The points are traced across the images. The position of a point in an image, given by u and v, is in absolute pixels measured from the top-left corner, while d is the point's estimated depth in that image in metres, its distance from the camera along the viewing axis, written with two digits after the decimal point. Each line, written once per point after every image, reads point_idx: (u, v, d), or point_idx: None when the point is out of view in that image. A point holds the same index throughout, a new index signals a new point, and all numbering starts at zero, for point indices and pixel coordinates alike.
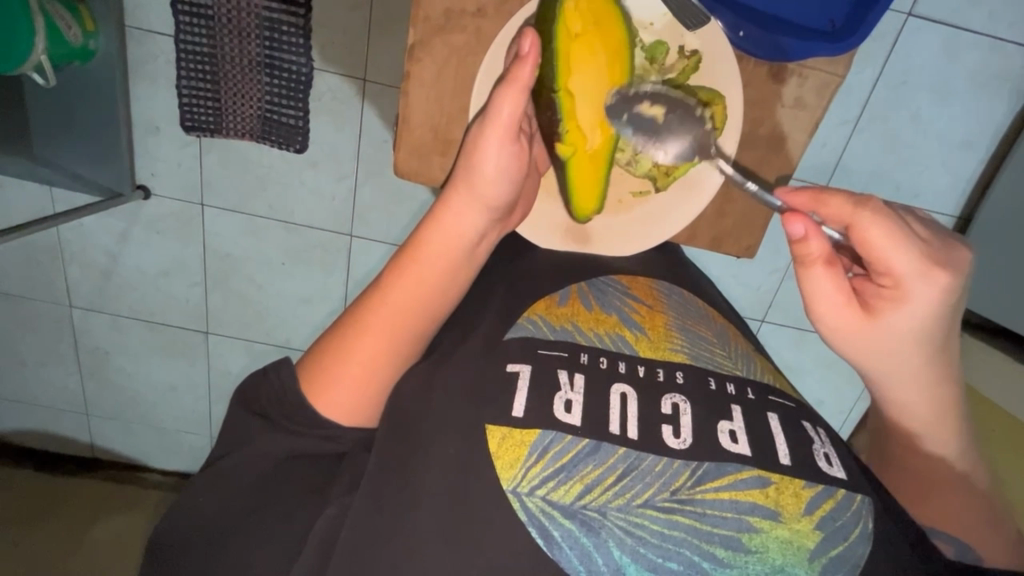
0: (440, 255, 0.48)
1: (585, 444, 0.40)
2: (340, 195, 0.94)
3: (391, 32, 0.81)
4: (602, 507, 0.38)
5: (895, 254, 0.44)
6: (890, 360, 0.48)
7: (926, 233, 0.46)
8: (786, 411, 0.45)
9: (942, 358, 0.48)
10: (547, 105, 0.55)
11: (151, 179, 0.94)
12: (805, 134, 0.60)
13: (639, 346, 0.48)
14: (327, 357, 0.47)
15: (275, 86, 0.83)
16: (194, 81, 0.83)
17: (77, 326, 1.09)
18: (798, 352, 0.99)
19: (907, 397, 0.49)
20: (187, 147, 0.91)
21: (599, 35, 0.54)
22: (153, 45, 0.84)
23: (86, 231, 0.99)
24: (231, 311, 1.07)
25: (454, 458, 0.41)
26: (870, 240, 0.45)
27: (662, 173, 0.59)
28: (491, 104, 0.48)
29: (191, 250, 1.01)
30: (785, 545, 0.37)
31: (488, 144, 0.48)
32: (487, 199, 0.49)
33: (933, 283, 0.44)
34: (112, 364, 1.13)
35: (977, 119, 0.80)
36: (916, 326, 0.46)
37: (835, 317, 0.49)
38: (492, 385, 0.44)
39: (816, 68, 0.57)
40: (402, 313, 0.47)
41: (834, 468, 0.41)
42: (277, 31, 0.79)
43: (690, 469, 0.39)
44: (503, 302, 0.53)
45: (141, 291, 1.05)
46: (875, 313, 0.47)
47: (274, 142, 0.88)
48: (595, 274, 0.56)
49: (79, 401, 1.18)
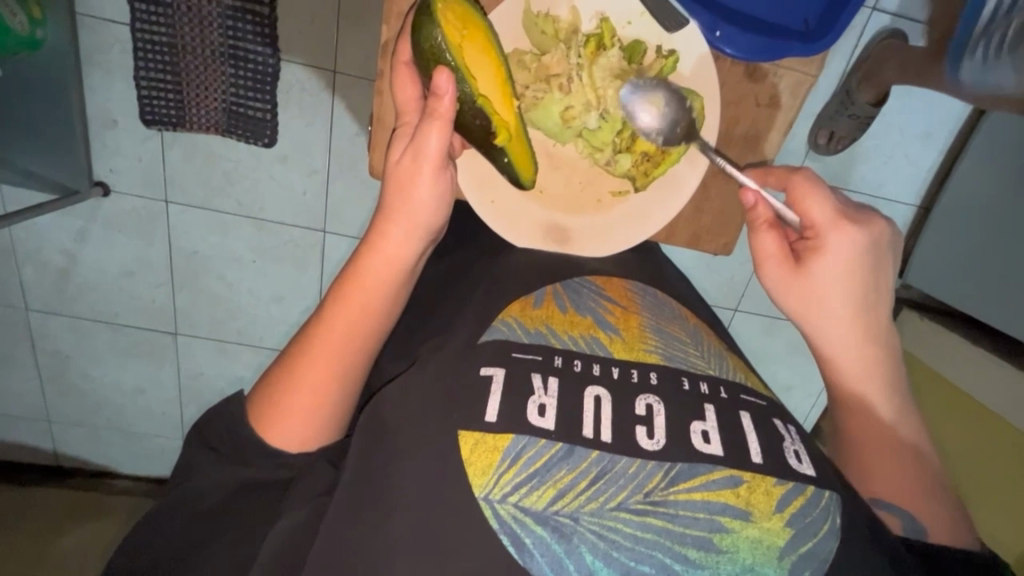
0: (375, 287, 0.47)
1: (559, 448, 0.41)
2: (310, 191, 0.92)
3: (361, 22, 0.79)
4: (574, 513, 0.38)
5: (811, 205, 0.49)
6: (831, 317, 0.50)
7: (847, 199, 0.50)
8: (757, 408, 0.46)
9: (873, 319, 0.49)
10: (473, 114, 0.51)
11: (109, 175, 0.90)
12: (779, 132, 0.61)
13: (614, 347, 0.48)
14: (276, 390, 0.47)
15: (239, 78, 0.80)
16: (152, 72, 0.80)
17: (35, 329, 1.04)
18: (768, 339, 1.02)
19: (843, 355, 0.50)
20: (147, 141, 0.88)
21: (472, 26, 0.51)
22: (106, 35, 0.80)
23: (41, 230, 0.94)
24: (199, 311, 1.04)
25: (428, 463, 0.41)
26: (802, 200, 0.50)
27: (641, 173, 0.60)
28: (417, 138, 0.47)
29: (155, 248, 0.97)
30: (756, 544, 0.38)
31: (421, 175, 0.47)
32: (417, 224, 0.48)
33: (846, 234, 0.48)
34: (74, 368, 1.09)
35: (935, 112, 0.83)
36: (841, 278, 0.49)
37: (773, 273, 0.52)
38: (467, 390, 0.44)
39: (792, 68, 0.59)
40: (345, 349, 0.47)
41: (803, 465, 0.42)
42: (240, 21, 0.77)
43: (664, 471, 0.40)
44: (480, 308, 0.53)
45: (102, 291, 1.01)
46: (803, 267, 0.50)
47: (240, 136, 0.85)
48: (569, 275, 0.57)
49: (39, 407, 1.13)
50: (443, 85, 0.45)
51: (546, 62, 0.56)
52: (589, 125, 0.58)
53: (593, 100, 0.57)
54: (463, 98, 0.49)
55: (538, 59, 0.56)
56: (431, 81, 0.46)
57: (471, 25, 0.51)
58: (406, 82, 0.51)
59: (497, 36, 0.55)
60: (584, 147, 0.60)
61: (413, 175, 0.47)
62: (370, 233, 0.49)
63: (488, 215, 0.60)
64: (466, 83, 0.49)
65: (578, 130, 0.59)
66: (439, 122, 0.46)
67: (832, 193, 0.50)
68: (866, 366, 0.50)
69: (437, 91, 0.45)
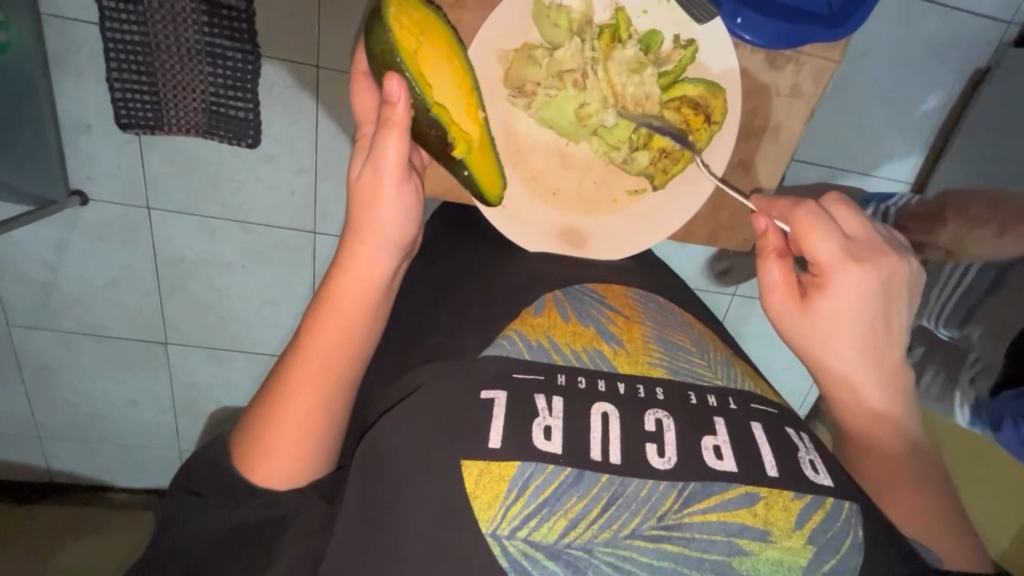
0: (345, 311, 0.46)
1: (569, 473, 0.39)
2: (298, 193, 0.89)
3: (344, 12, 0.76)
4: (588, 544, 0.37)
5: (816, 239, 0.45)
6: (841, 356, 0.46)
7: (857, 229, 0.46)
8: (769, 417, 0.45)
9: (884, 357, 0.46)
10: (430, 124, 0.48)
11: (87, 183, 0.86)
12: (799, 122, 0.62)
13: (617, 361, 0.47)
14: (258, 423, 0.46)
15: (218, 78, 0.77)
16: (126, 73, 0.76)
17: (18, 346, 1.00)
18: (765, 324, 1.02)
19: (852, 397, 0.47)
20: (124, 147, 0.84)
21: (429, 30, 0.49)
22: (74, 35, 0.76)
23: (18, 243, 0.90)
24: (189, 320, 1.01)
25: (433, 496, 0.39)
26: (806, 234, 0.46)
27: (659, 170, 0.61)
28: (376, 149, 0.44)
29: (140, 257, 0.94)
30: (776, 566, 0.37)
31: (384, 189, 0.44)
32: (385, 237, 0.46)
33: (855, 274, 0.44)
34: (62, 383, 1.05)
35: (929, 88, 0.82)
36: (851, 317, 0.45)
37: (779, 309, 0.48)
38: (470, 414, 0.42)
39: (813, 53, 0.59)
40: (320, 371, 0.45)
41: (820, 475, 0.41)
42: (216, 16, 0.73)
43: (677, 491, 0.39)
44: (480, 324, 0.51)
45: (86, 303, 0.97)
46: (810, 307, 0.46)
47: (223, 137, 0.82)
48: (568, 282, 0.56)
49: (29, 425, 1.10)
50: (394, 92, 0.42)
51: (559, 57, 0.57)
52: (606, 123, 0.59)
53: (610, 97, 0.58)
54: (416, 106, 0.46)
55: (550, 54, 0.57)
56: (382, 87, 0.43)
57: (425, 29, 0.49)
58: (365, 91, 0.49)
59: (506, 32, 0.55)
60: (599, 145, 0.60)
61: (374, 190, 0.45)
62: (341, 250, 0.47)
63: (502, 222, 0.60)
64: (420, 90, 0.46)
65: (594, 128, 0.59)
66: (394, 130, 0.43)
67: (839, 226, 0.46)
68: (876, 406, 0.47)
69: (390, 99, 0.42)
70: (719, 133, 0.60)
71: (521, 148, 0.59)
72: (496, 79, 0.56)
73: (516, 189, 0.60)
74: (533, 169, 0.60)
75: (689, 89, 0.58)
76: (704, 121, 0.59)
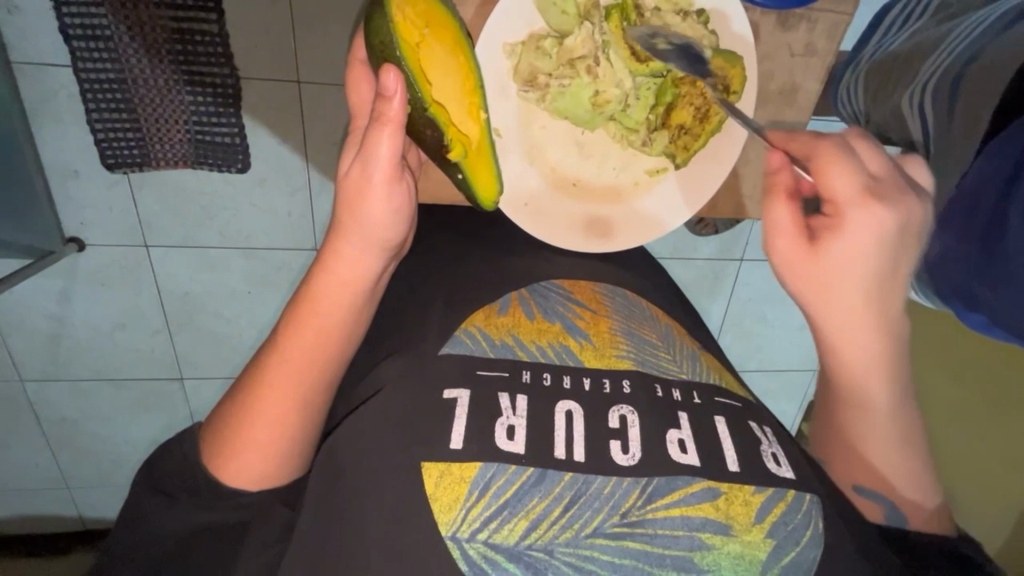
0: (314, 328, 0.45)
1: (531, 473, 0.39)
2: (289, 213, 0.88)
3: (318, 22, 0.74)
4: (548, 545, 0.37)
5: (835, 174, 0.41)
6: (850, 304, 0.43)
7: (880, 167, 0.41)
8: (732, 411, 0.46)
9: (890, 307, 0.44)
10: (424, 124, 0.47)
11: (81, 230, 0.85)
12: (815, 80, 0.65)
13: (584, 356, 0.47)
14: (229, 422, 0.46)
15: (199, 106, 0.76)
16: (105, 113, 0.75)
17: (33, 399, 1.00)
18: (774, 287, 1.01)
19: (852, 343, 0.45)
20: (113, 188, 0.83)
21: (435, 22, 0.48)
22: (48, 80, 0.74)
23: (20, 297, 0.89)
24: (201, 354, 1.00)
25: (389, 521, 0.38)
26: (826, 168, 0.41)
27: (681, 148, 0.61)
28: (366, 145, 0.43)
29: (143, 297, 0.93)
30: (737, 560, 0.37)
31: (373, 187, 0.43)
32: (366, 237, 0.45)
33: (876, 213, 0.40)
34: (80, 431, 1.05)
35: None
36: (864, 260, 0.41)
37: (782, 253, 0.44)
38: (430, 417, 0.42)
39: (826, 9, 0.62)
40: (314, 384, 0.46)
41: (782, 468, 0.42)
42: (189, 43, 0.72)
43: (640, 487, 0.39)
44: (439, 323, 0.50)
45: (96, 349, 0.96)
46: (821, 250, 0.42)
47: (211, 166, 0.80)
48: (536, 279, 0.55)
49: (55, 475, 1.09)
50: (390, 86, 0.41)
51: (569, 46, 0.57)
52: (622, 108, 0.59)
53: (624, 80, 0.58)
54: (413, 104, 0.46)
55: (559, 43, 0.57)
56: (378, 80, 0.42)
57: (430, 21, 0.48)
58: (361, 83, 0.49)
59: (514, 23, 0.56)
60: (618, 130, 0.61)
61: (362, 188, 0.43)
62: (324, 250, 0.46)
63: (521, 218, 0.61)
64: (419, 89, 0.46)
65: (612, 114, 0.60)
66: (388, 127, 0.42)
67: (861, 164, 0.41)
68: (870, 354, 0.45)
69: (385, 93, 0.41)
70: (738, 104, 0.59)
71: (535, 141, 0.61)
72: (506, 73, 0.58)
73: (537, 187, 0.61)
74: (551, 161, 0.62)
75: (705, 61, 0.57)
76: (722, 92, 0.58)
